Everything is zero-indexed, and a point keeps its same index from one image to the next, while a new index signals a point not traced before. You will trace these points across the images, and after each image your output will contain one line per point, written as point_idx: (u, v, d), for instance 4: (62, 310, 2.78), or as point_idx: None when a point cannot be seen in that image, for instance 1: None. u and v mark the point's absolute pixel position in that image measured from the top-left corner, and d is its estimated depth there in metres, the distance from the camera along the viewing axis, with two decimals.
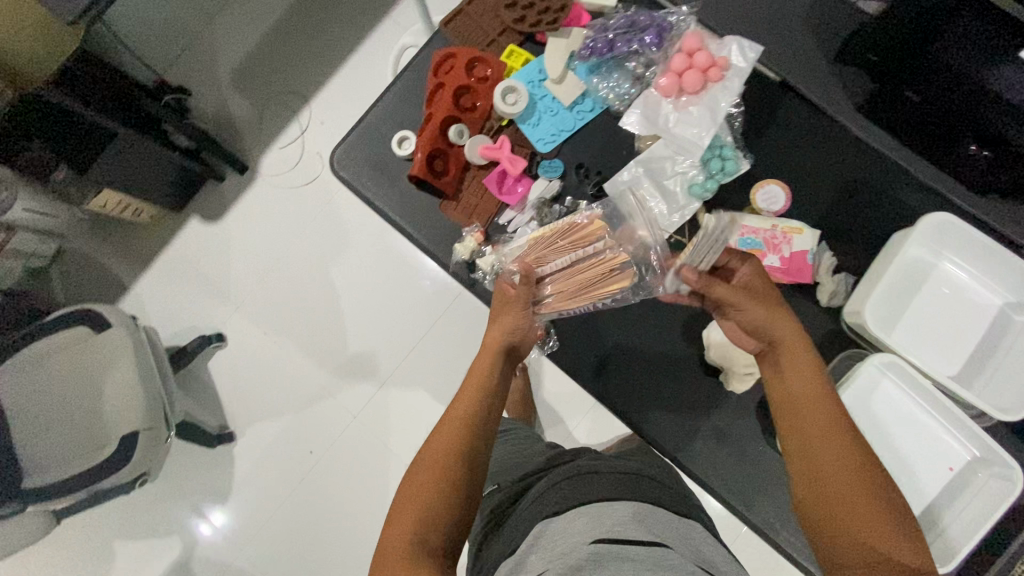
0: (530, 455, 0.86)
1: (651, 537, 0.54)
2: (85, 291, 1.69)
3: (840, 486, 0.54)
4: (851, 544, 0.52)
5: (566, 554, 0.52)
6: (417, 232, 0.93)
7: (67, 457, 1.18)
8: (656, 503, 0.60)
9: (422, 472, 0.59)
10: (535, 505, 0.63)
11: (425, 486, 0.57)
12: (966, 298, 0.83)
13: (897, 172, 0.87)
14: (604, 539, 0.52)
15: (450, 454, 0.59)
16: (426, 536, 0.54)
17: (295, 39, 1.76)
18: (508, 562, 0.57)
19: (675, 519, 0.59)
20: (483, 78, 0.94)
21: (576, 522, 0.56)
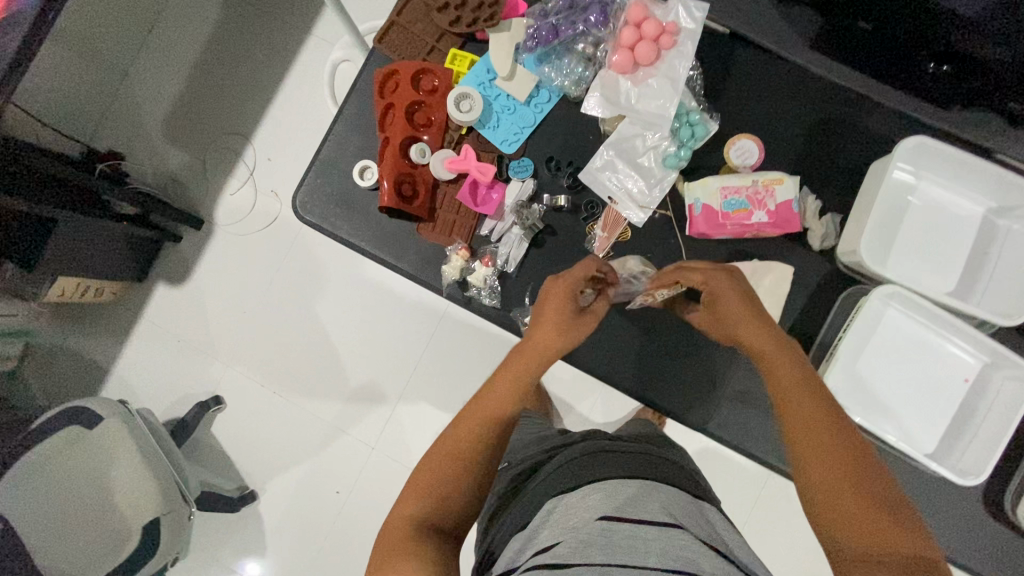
0: (541, 438, 0.86)
1: (665, 517, 0.52)
2: (63, 384, 1.61)
3: (834, 477, 0.56)
4: (852, 529, 0.53)
5: (577, 528, 0.52)
6: (399, 261, 0.90)
7: (94, 558, 1.14)
8: (668, 483, 0.59)
9: (441, 454, 0.67)
10: (544, 482, 0.63)
11: (442, 464, 0.66)
12: (950, 212, 0.84)
13: (862, 101, 0.87)
14: (615, 515, 0.53)
15: (474, 441, 0.67)
16: (426, 522, 0.61)
17: (220, 78, 1.67)
18: (517, 537, 0.57)
19: (688, 500, 0.58)
20: (432, 89, 0.90)
21: (589, 498, 0.56)
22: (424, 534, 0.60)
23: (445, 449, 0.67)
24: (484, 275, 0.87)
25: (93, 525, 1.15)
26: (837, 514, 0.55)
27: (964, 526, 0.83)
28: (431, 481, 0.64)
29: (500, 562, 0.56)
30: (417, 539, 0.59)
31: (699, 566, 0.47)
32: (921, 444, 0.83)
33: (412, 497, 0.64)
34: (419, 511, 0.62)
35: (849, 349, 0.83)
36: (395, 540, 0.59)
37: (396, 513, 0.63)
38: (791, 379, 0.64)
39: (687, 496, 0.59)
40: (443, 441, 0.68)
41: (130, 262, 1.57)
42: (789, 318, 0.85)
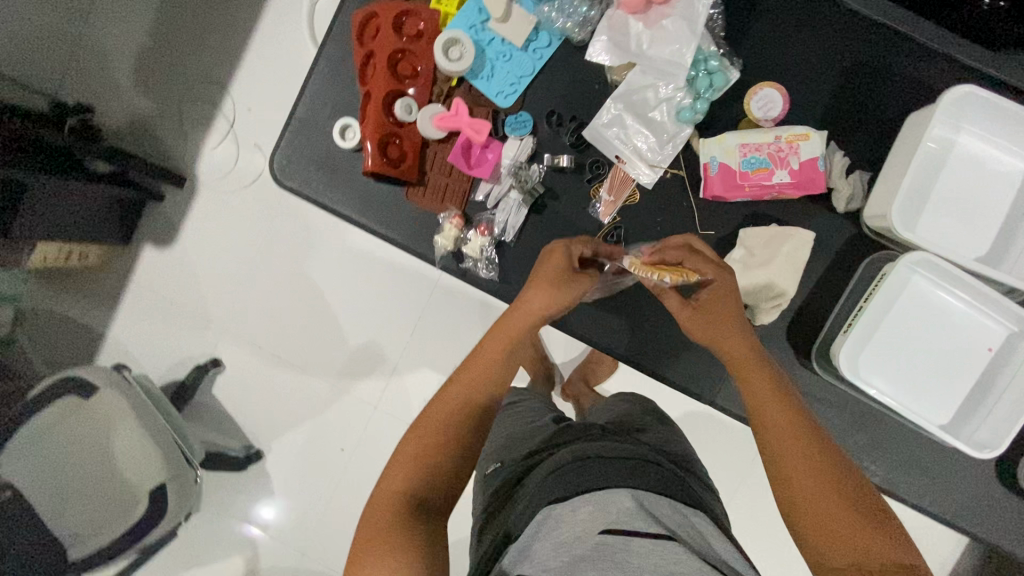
0: (534, 429, 0.83)
1: (663, 532, 0.53)
2: (59, 349, 1.59)
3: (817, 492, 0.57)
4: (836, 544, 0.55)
5: (570, 544, 0.52)
6: (388, 231, 0.83)
7: (104, 523, 1.15)
8: (662, 491, 0.58)
9: (426, 425, 0.66)
10: (534, 489, 0.62)
11: (435, 438, 0.65)
12: (990, 168, 0.76)
13: (901, 43, 0.77)
14: (610, 528, 0.52)
15: (464, 411, 0.67)
16: (413, 500, 0.60)
17: (191, 19, 1.54)
18: (510, 547, 0.57)
19: (680, 506, 0.58)
20: (417, 34, 0.80)
21: (582, 510, 0.55)
22: (411, 506, 0.60)
23: (431, 420, 0.66)
24: (480, 245, 0.81)
25: (101, 489, 1.16)
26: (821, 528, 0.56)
27: (975, 495, 0.82)
28: (418, 456, 0.64)
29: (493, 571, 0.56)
30: (404, 520, 0.58)
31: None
32: (942, 416, 0.79)
33: (397, 473, 0.63)
34: (405, 487, 0.61)
35: (870, 316, 0.78)
36: (381, 519, 0.58)
37: (380, 488, 0.62)
38: (769, 391, 0.63)
39: (679, 503, 0.58)
40: (430, 410, 0.67)
41: (112, 223, 1.50)
42: (805, 286, 0.81)
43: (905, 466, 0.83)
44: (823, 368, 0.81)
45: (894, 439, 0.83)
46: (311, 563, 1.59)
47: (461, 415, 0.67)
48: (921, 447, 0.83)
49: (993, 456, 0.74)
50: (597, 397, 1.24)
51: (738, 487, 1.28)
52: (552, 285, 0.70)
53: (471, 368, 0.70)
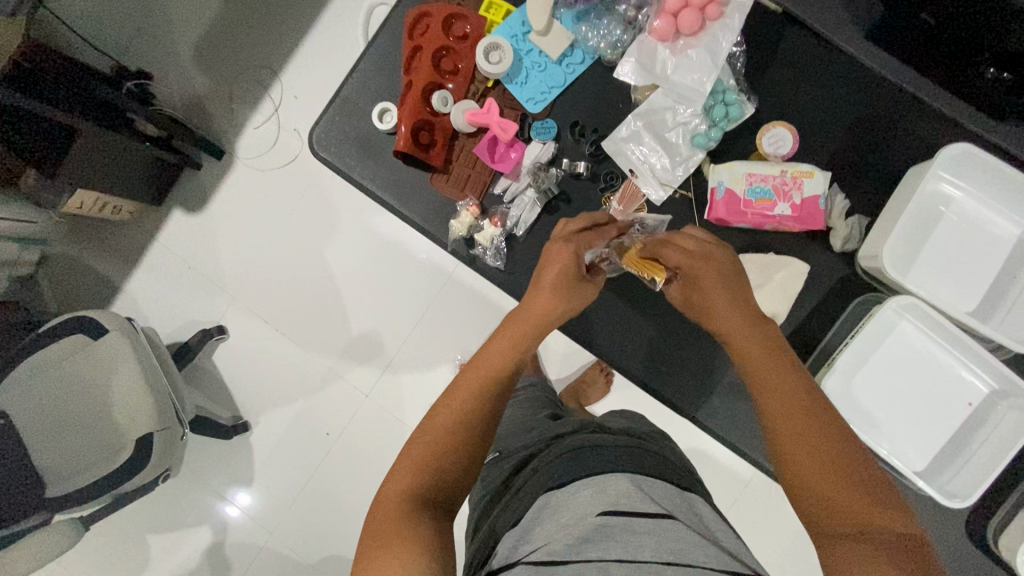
0: (531, 427, 0.87)
1: (660, 510, 0.55)
2: (76, 295, 1.65)
3: (814, 459, 0.55)
4: (845, 513, 0.52)
5: (571, 526, 0.54)
6: (409, 212, 0.89)
7: (84, 464, 1.18)
8: (656, 477, 0.62)
9: (434, 430, 0.66)
10: (537, 476, 0.63)
11: (441, 440, 0.65)
12: (982, 229, 0.80)
13: (910, 102, 0.82)
14: (610, 511, 0.55)
15: (470, 416, 0.67)
16: (419, 495, 0.60)
17: (256, 8, 1.65)
18: (512, 533, 0.59)
19: (675, 492, 0.61)
20: (462, 36, 0.87)
21: (582, 494, 0.57)
22: (418, 502, 0.60)
23: (440, 423, 0.67)
24: (491, 234, 0.85)
25: (90, 429, 1.20)
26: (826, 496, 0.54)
27: (947, 550, 0.82)
28: (427, 455, 0.64)
29: (495, 558, 0.57)
30: (413, 510, 0.58)
31: (693, 556, 0.51)
32: (918, 463, 0.80)
33: (405, 472, 0.63)
34: (412, 486, 0.61)
35: (854, 353, 0.80)
36: (391, 517, 0.58)
37: (387, 490, 0.62)
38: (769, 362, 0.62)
39: (677, 490, 0.62)
40: (439, 413, 0.68)
41: (148, 183, 1.58)
42: (797, 318, 0.84)
43: None
44: None
45: None
46: (279, 542, 1.58)
47: (467, 418, 0.67)
48: (898, 495, 0.83)
49: (965, 507, 0.75)
50: (584, 410, 1.26)
51: None
52: (555, 285, 0.72)
53: (479, 368, 0.71)
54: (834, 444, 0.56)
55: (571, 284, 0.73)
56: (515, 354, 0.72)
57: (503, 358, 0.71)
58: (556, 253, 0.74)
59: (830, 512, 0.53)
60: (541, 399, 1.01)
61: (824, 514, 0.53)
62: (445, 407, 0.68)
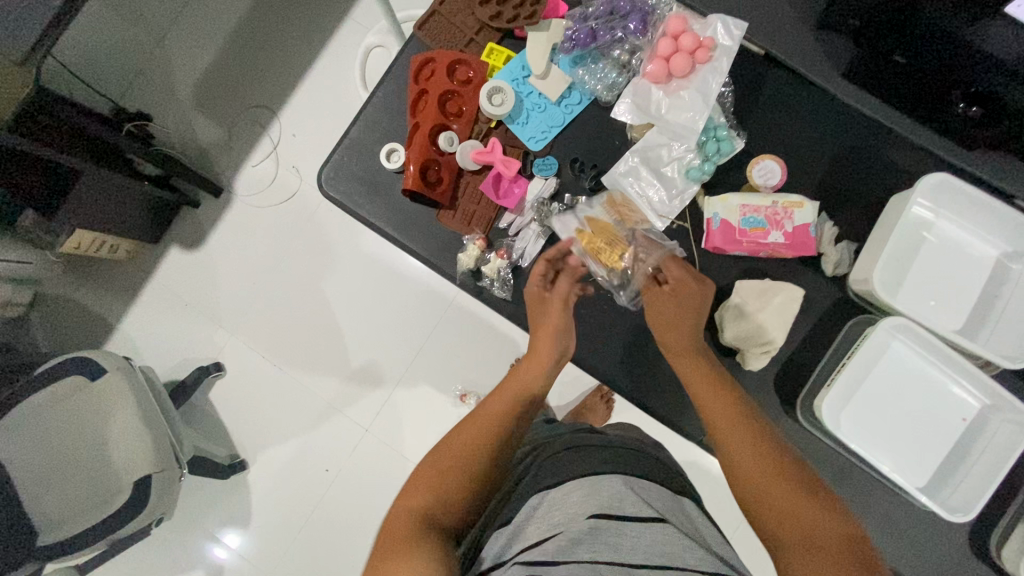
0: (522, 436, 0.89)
1: (652, 513, 0.59)
2: (68, 336, 1.63)
3: (775, 493, 0.65)
4: (802, 534, 0.61)
5: (565, 523, 0.57)
6: (416, 246, 0.91)
7: (81, 509, 1.15)
8: (646, 479, 0.65)
9: (446, 455, 0.69)
10: (530, 480, 0.68)
11: (454, 464, 0.67)
12: (964, 252, 0.84)
13: (889, 135, 0.87)
14: (601, 513, 0.58)
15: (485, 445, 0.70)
16: (427, 511, 0.63)
17: (254, 50, 1.70)
18: (503, 530, 0.62)
19: (667, 495, 0.65)
20: (466, 81, 0.91)
21: (573, 495, 0.61)
22: (428, 522, 0.61)
23: (452, 449, 0.69)
24: (498, 266, 0.89)
25: (87, 471, 1.18)
26: (784, 524, 0.63)
27: (948, 561, 0.83)
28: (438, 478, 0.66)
29: (485, 555, 0.60)
30: (422, 525, 0.60)
31: (682, 559, 0.55)
32: (918, 478, 0.82)
33: (415, 490, 0.66)
34: (419, 504, 0.63)
35: (852, 372, 0.83)
36: (400, 529, 0.59)
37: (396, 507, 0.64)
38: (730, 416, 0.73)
39: (668, 491, 0.65)
40: (452, 435, 0.72)
41: (146, 222, 1.59)
42: (794, 340, 0.87)
43: (884, 526, 0.85)
44: (806, 420, 0.85)
45: (877, 498, 0.85)
46: None
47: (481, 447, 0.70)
48: (897, 508, 0.85)
49: (964, 521, 0.77)
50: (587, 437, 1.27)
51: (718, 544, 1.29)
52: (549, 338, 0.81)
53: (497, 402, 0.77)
54: (788, 472, 0.67)
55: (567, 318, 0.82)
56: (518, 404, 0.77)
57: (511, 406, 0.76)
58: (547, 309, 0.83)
59: (791, 537, 0.62)
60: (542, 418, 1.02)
61: (776, 533, 0.63)
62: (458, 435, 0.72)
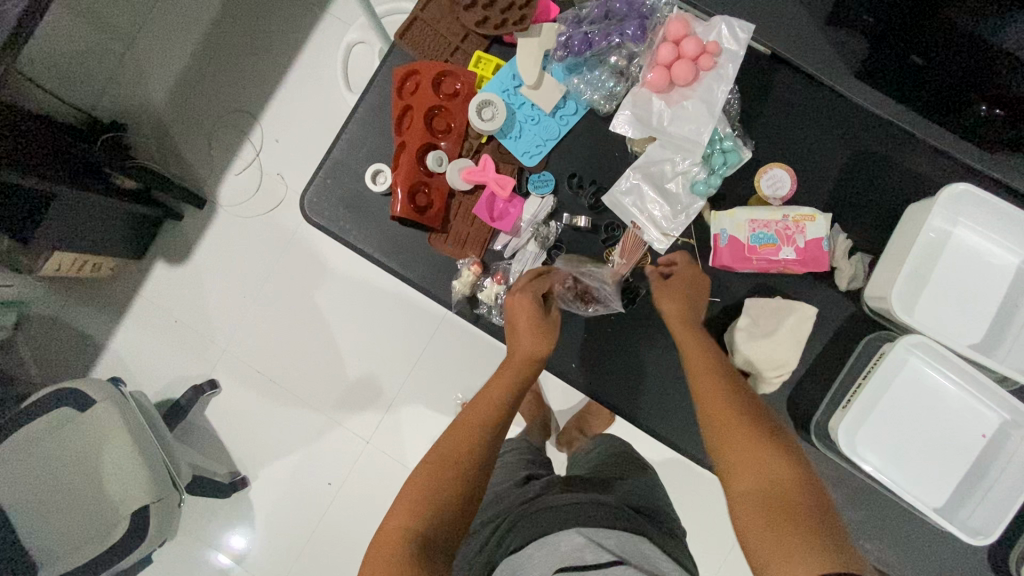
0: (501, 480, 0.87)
1: (610, 558, 0.58)
2: (57, 357, 1.59)
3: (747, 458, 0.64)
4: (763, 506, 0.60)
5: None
6: (408, 272, 0.87)
7: (79, 542, 1.10)
8: (608, 525, 0.64)
9: (426, 473, 0.64)
10: (502, 544, 0.67)
11: (436, 481, 0.63)
12: (984, 261, 0.80)
13: (904, 138, 0.82)
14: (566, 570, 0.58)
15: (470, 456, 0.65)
16: (416, 533, 0.59)
17: (230, 51, 1.61)
18: None
19: (627, 537, 0.63)
20: (453, 93, 0.85)
21: (538, 556, 0.62)
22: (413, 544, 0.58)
23: (437, 459, 0.65)
24: (495, 293, 0.84)
25: (80, 504, 1.12)
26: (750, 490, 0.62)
27: None
28: (420, 499, 0.62)
29: None
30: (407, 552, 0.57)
31: None
32: (936, 499, 0.79)
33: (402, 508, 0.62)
34: (411, 524, 0.60)
35: (869, 393, 0.79)
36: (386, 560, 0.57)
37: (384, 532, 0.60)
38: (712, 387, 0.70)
39: (629, 533, 0.64)
40: (437, 448, 0.67)
41: (129, 238, 1.53)
42: (805, 358, 0.84)
43: (899, 547, 0.83)
44: (820, 441, 0.82)
45: (892, 519, 0.83)
46: None
47: (467, 454, 0.65)
48: (912, 528, 0.83)
49: (982, 544, 0.75)
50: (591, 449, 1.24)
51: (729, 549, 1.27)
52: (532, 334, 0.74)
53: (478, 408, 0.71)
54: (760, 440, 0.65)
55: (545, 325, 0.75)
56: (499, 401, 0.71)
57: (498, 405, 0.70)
58: (515, 302, 0.76)
59: (753, 504, 0.61)
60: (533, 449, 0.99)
61: (743, 502, 0.62)
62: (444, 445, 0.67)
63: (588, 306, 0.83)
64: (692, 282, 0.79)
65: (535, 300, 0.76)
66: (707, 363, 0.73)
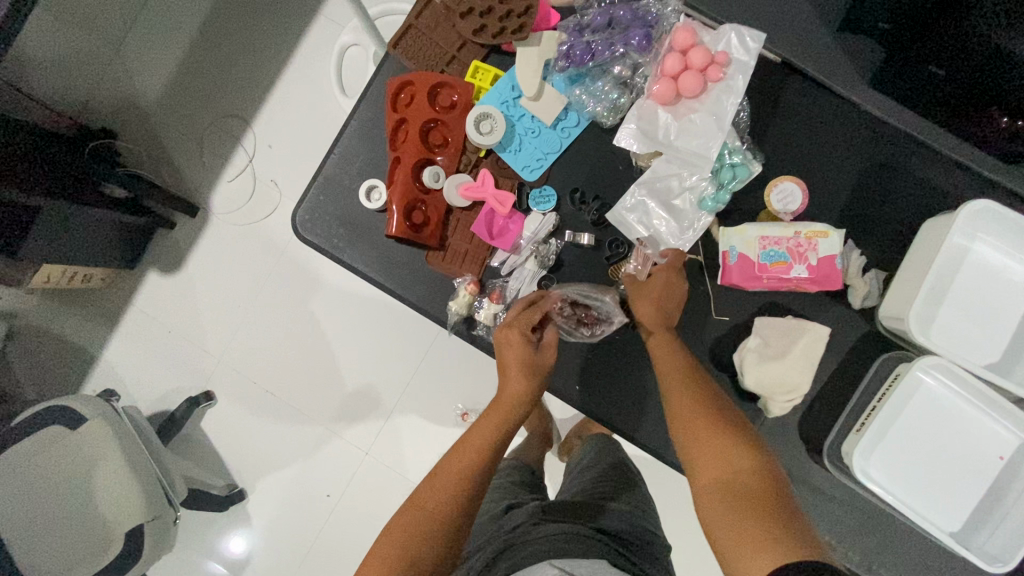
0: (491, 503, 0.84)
1: None
2: (48, 370, 1.56)
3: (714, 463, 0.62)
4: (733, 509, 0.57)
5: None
6: (405, 291, 0.84)
7: (71, 561, 1.07)
8: (583, 555, 0.60)
9: (405, 522, 0.61)
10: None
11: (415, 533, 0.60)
12: (1003, 277, 0.77)
13: (920, 149, 0.78)
14: None
15: (453, 506, 0.62)
16: None
17: (221, 54, 1.57)
18: None
19: (605, 566, 0.59)
20: (449, 106, 0.82)
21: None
22: None
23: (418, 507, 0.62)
24: (493, 313, 0.81)
25: (71, 524, 1.09)
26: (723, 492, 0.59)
27: None
28: (398, 554, 0.59)
29: None
30: None
31: None
32: (954, 526, 0.76)
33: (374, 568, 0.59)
34: None
35: (883, 416, 0.76)
36: None
37: None
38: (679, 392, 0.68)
39: (606, 562, 0.59)
40: (416, 497, 0.64)
41: (121, 248, 1.50)
42: (818, 378, 0.81)
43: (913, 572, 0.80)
44: (834, 466, 0.79)
45: (906, 544, 0.80)
46: None
47: (449, 503, 0.62)
48: (927, 553, 0.80)
49: (1000, 572, 0.72)
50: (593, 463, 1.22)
51: None
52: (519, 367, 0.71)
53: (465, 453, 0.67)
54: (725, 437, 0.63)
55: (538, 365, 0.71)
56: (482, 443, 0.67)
57: (482, 445, 0.67)
58: (507, 336, 0.72)
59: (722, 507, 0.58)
60: (530, 474, 0.97)
61: (710, 505, 0.60)
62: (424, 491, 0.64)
63: (592, 330, 0.80)
64: (666, 287, 0.73)
65: (526, 337, 0.72)
66: (673, 362, 0.70)
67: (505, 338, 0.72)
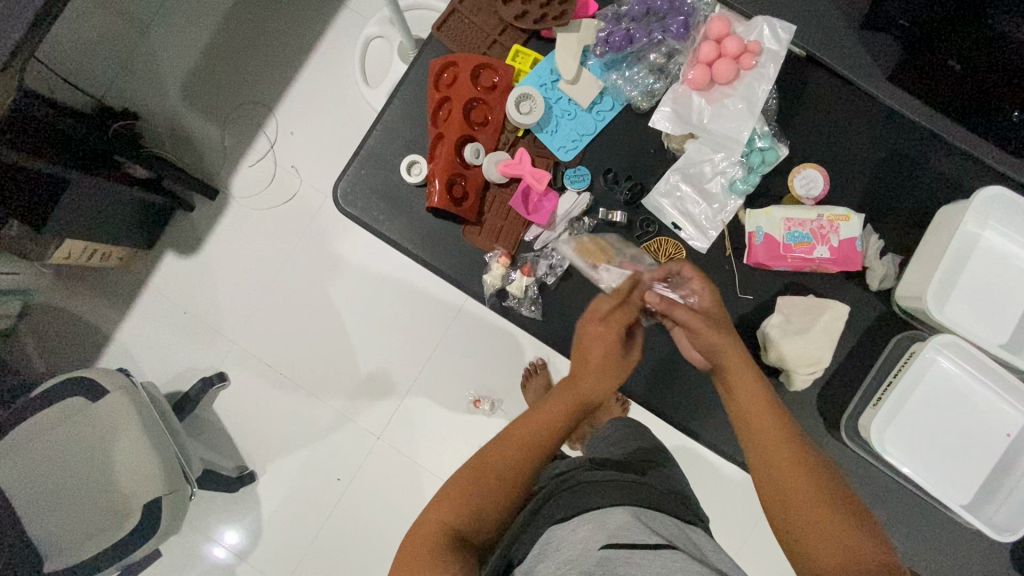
0: None
1: (659, 540, 0.56)
2: (61, 349, 1.56)
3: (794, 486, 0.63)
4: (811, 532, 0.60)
5: (576, 560, 0.55)
6: (441, 264, 0.86)
7: (88, 532, 1.04)
8: (654, 508, 0.62)
9: (476, 470, 0.65)
10: (542, 518, 0.65)
11: (484, 484, 0.64)
12: (1010, 264, 0.81)
13: (938, 142, 0.83)
14: (611, 544, 0.55)
15: (516, 465, 0.65)
16: (457, 536, 0.60)
17: (245, 41, 1.60)
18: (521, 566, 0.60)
19: (671, 522, 0.62)
20: (491, 86, 0.86)
21: (583, 529, 0.59)
22: (451, 545, 0.59)
23: (489, 463, 0.65)
24: (524, 285, 0.84)
25: (89, 496, 1.05)
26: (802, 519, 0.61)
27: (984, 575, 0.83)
28: (465, 494, 0.63)
29: None
30: (445, 549, 0.58)
31: None
32: (965, 499, 0.80)
33: (443, 503, 0.63)
34: (452, 520, 0.61)
35: (898, 392, 0.80)
36: (424, 549, 0.58)
37: (426, 519, 0.62)
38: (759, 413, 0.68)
39: (672, 518, 0.62)
40: (484, 454, 0.67)
41: (140, 228, 1.50)
42: (836, 357, 0.84)
43: (923, 543, 0.84)
44: (851, 439, 0.83)
45: (916, 516, 0.84)
46: None
47: (514, 465, 0.65)
48: (936, 526, 0.84)
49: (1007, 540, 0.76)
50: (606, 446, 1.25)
51: (743, 546, 1.28)
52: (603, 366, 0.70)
53: (536, 424, 0.69)
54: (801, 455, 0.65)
55: (618, 364, 0.71)
56: (547, 427, 0.68)
57: (550, 430, 0.68)
58: (594, 331, 0.71)
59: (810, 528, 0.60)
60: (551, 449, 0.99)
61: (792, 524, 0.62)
62: (495, 448, 0.67)
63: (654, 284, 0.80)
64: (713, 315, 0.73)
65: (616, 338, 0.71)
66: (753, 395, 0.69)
67: (590, 330, 0.72)
